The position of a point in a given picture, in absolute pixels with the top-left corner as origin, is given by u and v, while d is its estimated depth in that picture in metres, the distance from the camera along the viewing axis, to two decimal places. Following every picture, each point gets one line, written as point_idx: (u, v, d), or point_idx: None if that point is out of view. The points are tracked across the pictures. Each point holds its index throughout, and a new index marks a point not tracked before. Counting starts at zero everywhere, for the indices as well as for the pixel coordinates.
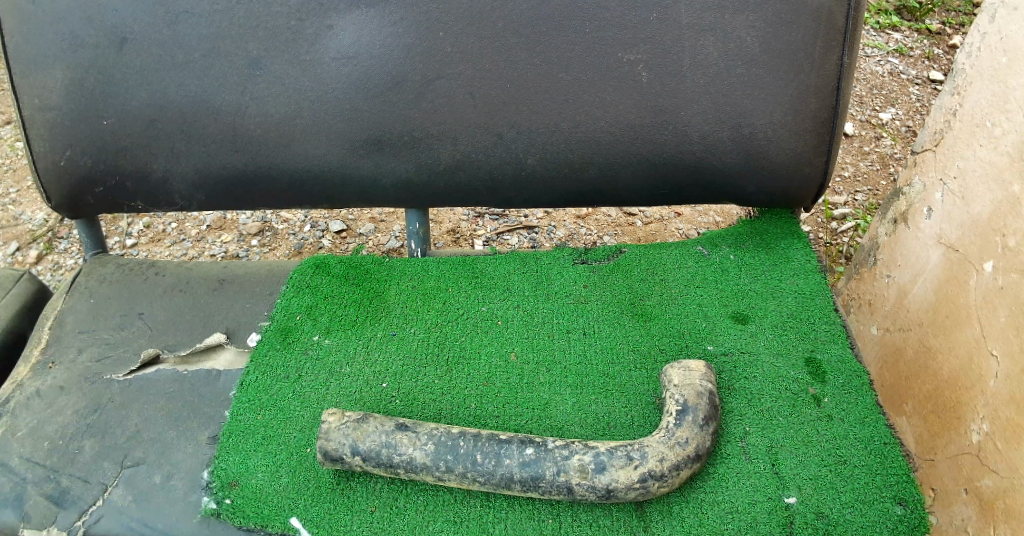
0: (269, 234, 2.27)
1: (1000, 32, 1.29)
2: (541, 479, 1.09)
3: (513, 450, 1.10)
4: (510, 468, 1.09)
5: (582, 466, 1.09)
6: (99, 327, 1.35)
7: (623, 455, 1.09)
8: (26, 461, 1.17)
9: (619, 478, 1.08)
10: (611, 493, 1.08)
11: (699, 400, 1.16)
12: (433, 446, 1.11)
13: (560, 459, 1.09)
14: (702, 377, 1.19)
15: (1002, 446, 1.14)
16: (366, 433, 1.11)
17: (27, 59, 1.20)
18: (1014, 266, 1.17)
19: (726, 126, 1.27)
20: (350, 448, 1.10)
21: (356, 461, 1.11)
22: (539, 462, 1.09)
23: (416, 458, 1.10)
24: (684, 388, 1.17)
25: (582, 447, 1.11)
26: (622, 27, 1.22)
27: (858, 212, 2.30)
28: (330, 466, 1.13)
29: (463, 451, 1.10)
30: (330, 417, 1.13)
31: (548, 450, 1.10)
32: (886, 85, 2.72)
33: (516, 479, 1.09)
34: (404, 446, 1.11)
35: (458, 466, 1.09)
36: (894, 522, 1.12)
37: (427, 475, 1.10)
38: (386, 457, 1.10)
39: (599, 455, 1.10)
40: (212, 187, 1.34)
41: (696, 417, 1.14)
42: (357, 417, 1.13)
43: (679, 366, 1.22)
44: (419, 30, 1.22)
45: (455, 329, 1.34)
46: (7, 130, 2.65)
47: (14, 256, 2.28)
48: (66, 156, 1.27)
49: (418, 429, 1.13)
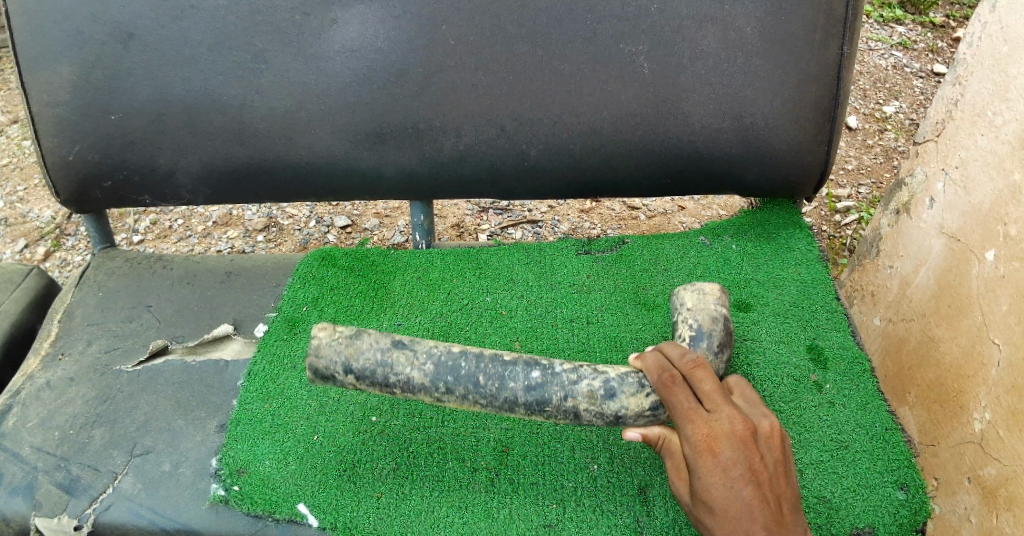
0: (275, 230, 2.29)
1: (1000, 22, 1.29)
2: (547, 404, 1.04)
3: (518, 373, 1.05)
4: (514, 391, 1.05)
5: (590, 391, 1.04)
6: (108, 319, 1.37)
7: (635, 382, 1.05)
8: (37, 451, 1.18)
9: (629, 406, 1.04)
10: (619, 419, 1.05)
11: (713, 326, 1.15)
12: (433, 367, 1.05)
13: (568, 384, 1.05)
14: (715, 302, 1.18)
15: (1004, 435, 1.14)
16: (360, 351, 1.06)
17: (36, 55, 1.22)
18: (1015, 254, 1.18)
19: (726, 117, 1.28)
20: (342, 366, 1.06)
21: (349, 380, 1.06)
22: (545, 387, 1.04)
23: (414, 378, 1.05)
24: (697, 313, 1.16)
25: (591, 372, 1.06)
26: (623, 19, 1.23)
27: (861, 205, 2.30)
28: (319, 382, 1.09)
29: (464, 372, 1.05)
30: (320, 333, 1.07)
31: (554, 374, 1.05)
32: (890, 79, 2.72)
33: (521, 402, 1.05)
34: (401, 366, 1.05)
35: (459, 388, 1.05)
36: (897, 506, 1.12)
37: (426, 396, 1.06)
38: (382, 377, 1.05)
39: (608, 380, 1.05)
40: (218, 180, 1.35)
41: (711, 343, 1.13)
42: (348, 334, 1.07)
43: (693, 288, 1.21)
44: (422, 23, 1.23)
45: (460, 319, 1.35)
46: (15, 129, 2.69)
47: (23, 253, 2.30)
48: (74, 151, 1.29)
49: (415, 347, 1.07)
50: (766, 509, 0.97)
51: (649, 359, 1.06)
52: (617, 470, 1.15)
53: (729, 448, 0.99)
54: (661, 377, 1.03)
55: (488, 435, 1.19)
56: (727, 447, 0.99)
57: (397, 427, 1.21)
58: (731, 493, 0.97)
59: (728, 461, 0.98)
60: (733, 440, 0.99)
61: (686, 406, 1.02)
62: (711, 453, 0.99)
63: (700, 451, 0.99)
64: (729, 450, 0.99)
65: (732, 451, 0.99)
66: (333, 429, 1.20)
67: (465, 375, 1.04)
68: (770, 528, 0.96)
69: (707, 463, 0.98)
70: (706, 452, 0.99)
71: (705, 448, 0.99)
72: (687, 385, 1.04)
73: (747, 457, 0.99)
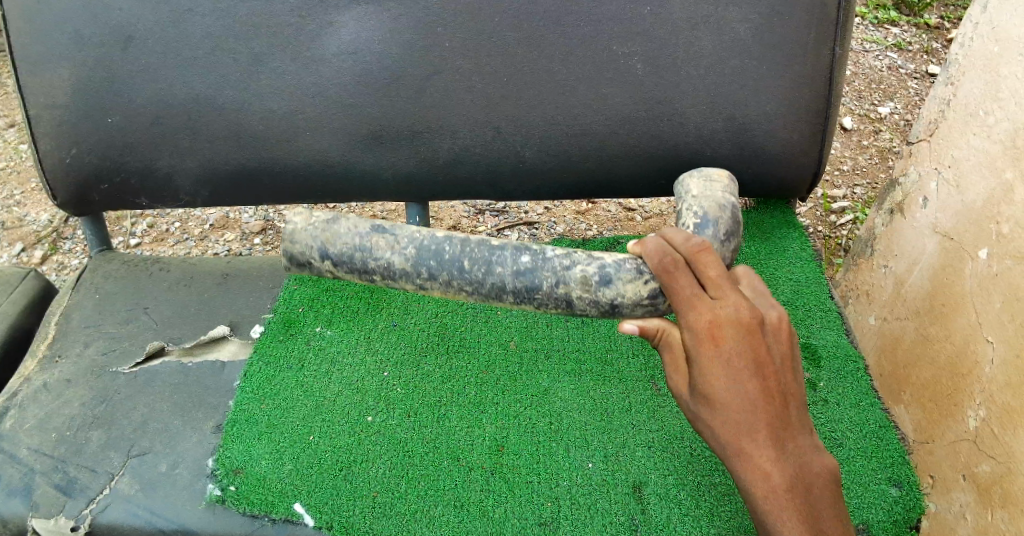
0: (272, 232, 2.30)
1: (992, 22, 1.30)
2: (537, 290, 1.00)
3: (506, 258, 1.01)
4: (502, 276, 1.01)
5: (584, 278, 0.99)
6: (105, 322, 1.37)
7: (632, 268, 0.99)
8: (34, 452, 1.19)
9: (626, 293, 0.98)
10: (615, 308, 0.99)
11: (721, 214, 1.11)
12: (414, 252, 1.02)
13: (560, 270, 1.00)
14: (722, 191, 1.17)
15: (999, 432, 1.15)
16: (337, 235, 1.02)
17: (34, 58, 1.22)
18: (1008, 252, 1.19)
19: (720, 117, 1.29)
20: (319, 252, 1.02)
21: (326, 266, 1.03)
22: (535, 272, 1.00)
23: (394, 263, 1.02)
24: (703, 199, 1.15)
25: (586, 257, 1.00)
26: (618, 21, 1.23)
27: (857, 206, 2.31)
28: (293, 270, 1.06)
29: (449, 256, 1.02)
30: (296, 218, 1.03)
31: (546, 259, 1.00)
32: (885, 80, 2.73)
33: (510, 289, 1.01)
34: (381, 250, 1.02)
35: (443, 274, 1.02)
36: (890, 503, 1.13)
37: (407, 283, 1.04)
38: (361, 263, 1.02)
39: (605, 267, 0.99)
40: (215, 182, 1.36)
41: (718, 230, 1.09)
42: (324, 218, 1.03)
43: (700, 177, 1.21)
44: (419, 26, 1.24)
45: (455, 319, 1.36)
46: (12, 133, 2.69)
47: (20, 257, 2.30)
48: (72, 153, 1.29)
49: (396, 231, 1.03)
50: (770, 406, 0.90)
51: (650, 243, 0.98)
52: (612, 469, 1.15)
53: (733, 337, 0.90)
54: (662, 261, 0.96)
55: (483, 435, 1.20)
56: (732, 336, 0.90)
57: (392, 426, 1.21)
58: (732, 384, 0.89)
59: (732, 351, 0.90)
60: (740, 329, 0.90)
61: (689, 293, 0.94)
62: (715, 343, 0.90)
63: (702, 339, 0.91)
64: (733, 339, 0.90)
65: (738, 341, 0.90)
66: (329, 430, 1.21)
67: (448, 260, 1.01)
68: (773, 426, 0.89)
69: (708, 352, 0.90)
70: (708, 340, 0.90)
71: (707, 336, 0.91)
72: (691, 273, 0.96)
73: (753, 348, 0.90)
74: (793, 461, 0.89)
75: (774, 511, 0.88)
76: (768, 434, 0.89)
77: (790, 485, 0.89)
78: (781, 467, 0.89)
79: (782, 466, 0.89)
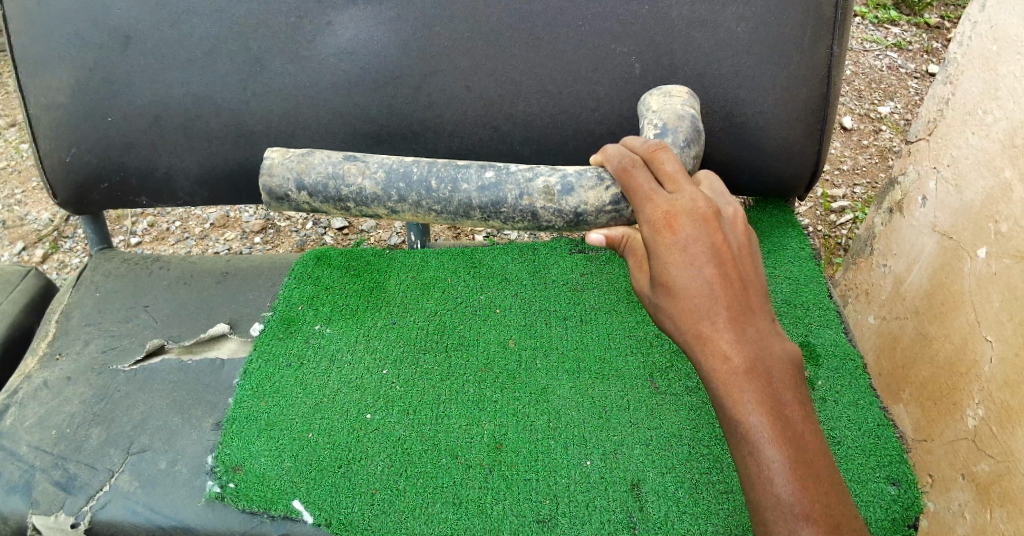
0: (272, 231, 2.30)
1: (990, 22, 1.30)
2: (503, 204, 1.04)
3: (471, 174, 1.05)
4: (467, 193, 1.05)
5: (547, 188, 1.02)
6: (105, 320, 1.37)
7: (593, 177, 1.02)
8: (34, 449, 1.19)
9: (589, 201, 1.01)
10: (580, 218, 1.02)
11: (680, 124, 1.10)
12: (384, 175, 1.07)
13: (523, 182, 1.03)
14: (681, 103, 1.15)
15: (997, 431, 1.15)
16: (311, 166, 1.08)
17: (34, 58, 1.23)
18: (1006, 251, 1.19)
19: (718, 116, 1.30)
20: (295, 183, 1.08)
21: (303, 197, 1.08)
22: (499, 186, 1.04)
23: (366, 188, 1.07)
24: (663, 112, 1.13)
25: (549, 170, 1.04)
26: (616, 20, 1.24)
27: (856, 205, 2.31)
28: (276, 207, 1.12)
29: (417, 179, 1.07)
30: (273, 155, 1.10)
31: (509, 173, 1.04)
32: (885, 79, 2.73)
33: (476, 205, 1.05)
34: (353, 176, 1.08)
35: (411, 194, 1.07)
36: (888, 502, 1.13)
37: (379, 208, 1.08)
38: (334, 190, 1.07)
39: (566, 177, 1.03)
40: (215, 181, 1.36)
41: (677, 138, 1.08)
42: (300, 153, 1.10)
43: (661, 94, 1.18)
44: (417, 25, 1.24)
45: (454, 317, 1.36)
46: (13, 132, 2.70)
47: (21, 255, 2.31)
48: (72, 152, 1.30)
49: (367, 160, 1.09)
50: (729, 291, 0.90)
51: (611, 150, 1.02)
52: (610, 466, 1.15)
53: (689, 224, 0.92)
54: (621, 163, 1.00)
55: (482, 432, 1.20)
56: (688, 223, 0.92)
57: (390, 423, 1.21)
58: (690, 270, 0.90)
59: (688, 237, 0.91)
60: (695, 217, 0.92)
61: (646, 189, 0.96)
62: (671, 230, 0.92)
63: (659, 228, 0.92)
64: (689, 226, 0.91)
65: (694, 229, 0.91)
66: (328, 427, 1.21)
67: (416, 180, 1.06)
68: (730, 308, 0.90)
69: (665, 240, 0.92)
70: (664, 228, 0.92)
71: (664, 225, 0.92)
72: (650, 172, 0.98)
73: (710, 235, 0.91)
74: (752, 343, 0.90)
75: (734, 391, 0.89)
76: (726, 317, 0.90)
77: (750, 367, 0.89)
78: (740, 349, 0.89)
79: (742, 349, 0.89)
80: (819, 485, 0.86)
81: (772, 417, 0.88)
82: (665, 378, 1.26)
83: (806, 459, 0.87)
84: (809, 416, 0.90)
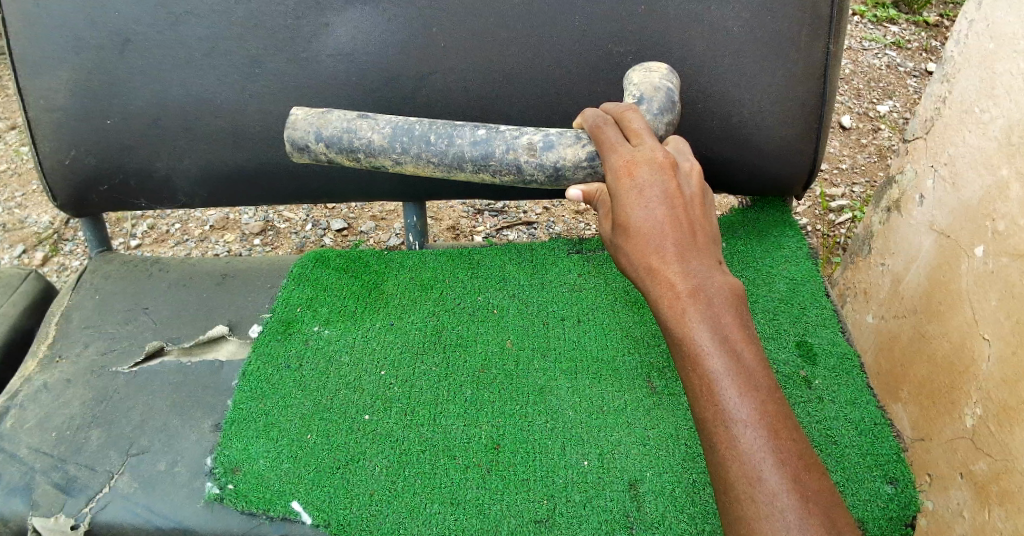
0: (272, 233, 2.31)
1: (986, 20, 1.30)
2: (491, 158, 1.07)
3: (465, 131, 1.09)
4: (461, 148, 1.08)
5: (530, 145, 1.06)
6: (105, 322, 1.38)
7: (572, 137, 1.07)
8: (34, 451, 1.20)
9: (566, 157, 1.05)
10: (559, 173, 1.06)
11: (656, 93, 1.12)
12: (390, 130, 1.10)
13: (510, 139, 1.07)
14: (660, 76, 1.16)
15: (995, 430, 1.15)
16: (330, 121, 1.12)
17: (32, 61, 1.23)
18: (1004, 250, 1.19)
19: (714, 116, 1.30)
20: (314, 135, 1.12)
21: (320, 149, 1.12)
22: (489, 141, 1.07)
23: (374, 142, 1.10)
24: (642, 84, 1.14)
25: (533, 129, 1.08)
26: (612, 20, 1.24)
27: (855, 204, 2.31)
28: (298, 159, 1.15)
29: (418, 133, 1.10)
30: (297, 112, 1.14)
31: (498, 130, 1.08)
32: (883, 78, 2.73)
33: (468, 158, 1.08)
34: (364, 131, 1.11)
35: (412, 148, 1.10)
36: (885, 500, 1.13)
37: (385, 160, 1.11)
38: (347, 142, 1.11)
39: (548, 136, 1.07)
40: (213, 184, 1.36)
41: (651, 106, 1.10)
42: (322, 110, 1.14)
43: (641, 68, 1.19)
44: (414, 26, 1.25)
45: (451, 318, 1.37)
46: (13, 136, 2.71)
47: (22, 258, 2.31)
48: (71, 155, 1.30)
49: (379, 118, 1.12)
50: (679, 230, 0.96)
51: (588, 114, 1.08)
52: (607, 467, 1.15)
53: (646, 171, 0.98)
54: (595, 121, 1.06)
55: (479, 433, 1.20)
56: (645, 170, 0.98)
57: (388, 423, 1.21)
58: (644, 210, 0.96)
59: (645, 182, 0.98)
60: (653, 164, 0.98)
61: (612, 140, 1.03)
62: (629, 175, 0.98)
63: (620, 175, 0.99)
64: (646, 173, 0.98)
65: (650, 174, 0.98)
66: (327, 428, 1.21)
67: (417, 135, 1.09)
68: (679, 243, 0.96)
69: (624, 185, 0.98)
70: (624, 175, 0.99)
71: (624, 172, 0.99)
72: (618, 128, 1.05)
73: (665, 181, 0.98)
74: (698, 272, 0.95)
75: (679, 313, 0.93)
76: (675, 250, 0.95)
77: (694, 292, 0.94)
78: (686, 277, 0.94)
79: (689, 277, 0.95)
80: (759, 397, 0.90)
81: (717, 337, 0.92)
82: (663, 378, 1.26)
83: (747, 372, 0.91)
84: (753, 343, 0.94)
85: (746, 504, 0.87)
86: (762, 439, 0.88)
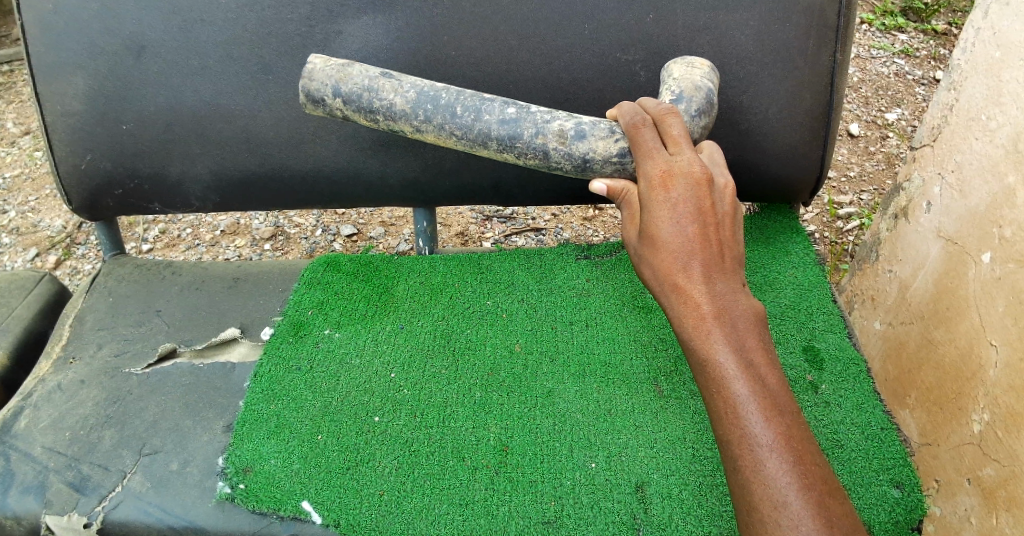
0: (282, 238, 2.33)
1: (993, 28, 1.31)
2: (518, 139, 1.10)
3: (494, 108, 1.12)
4: (488, 125, 1.12)
5: (561, 131, 1.08)
6: (118, 324, 1.40)
7: (606, 128, 1.08)
8: (47, 450, 1.21)
9: (597, 149, 1.07)
10: (587, 164, 1.08)
11: (696, 93, 1.13)
12: (414, 96, 1.14)
13: (540, 122, 1.10)
14: (701, 75, 1.17)
15: (1003, 436, 1.15)
16: (349, 76, 1.15)
17: (49, 67, 1.26)
18: (1010, 256, 1.20)
19: (721, 123, 1.31)
20: (332, 90, 1.15)
21: (337, 104, 1.16)
22: (518, 122, 1.10)
23: (395, 105, 1.14)
24: (682, 80, 1.15)
25: (566, 116, 1.10)
26: (620, 28, 1.25)
27: (863, 211, 2.31)
28: (311, 111, 1.19)
29: (443, 103, 1.13)
30: (316, 61, 1.17)
31: (529, 112, 1.10)
32: (891, 86, 2.74)
33: (493, 136, 1.11)
34: (386, 92, 1.15)
35: (436, 117, 1.13)
36: (892, 504, 1.13)
37: (405, 125, 1.15)
38: (366, 102, 1.15)
39: (581, 124, 1.09)
40: (226, 189, 1.38)
41: (689, 107, 1.11)
42: (342, 64, 1.17)
43: (684, 63, 1.19)
44: (424, 34, 1.26)
45: (461, 322, 1.38)
46: (27, 141, 2.74)
47: (35, 261, 2.34)
48: (86, 160, 1.32)
49: (402, 79, 1.16)
50: (707, 248, 0.98)
51: (625, 107, 1.08)
52: (615, 470, 1.16)
53: (682, 185, 0.99)
54: (632, 120, 1.06)
55: (488, 435, 1.21)
56: (681, 184, 0.99)
57: (398, 425, 1.22)
58: (675, 224, 0.98)
59: (679, 196, 0.99)
60: (689, 179, 0.99)
61: (649, 147, 1.03)
62: (664, 188, 0.99)
63: (654, 185, 1.00)
64: (682, 187, 0.99)
65: (685, 189, 0.99)
66: (338, 429, 1.22)
67: (443, 105, 1.13)
68: (707, 264, 0.98)
69: (658, 196, 0.99)
70: (659, 186, 1.00)
71: (659, 183, 1.00)
72: (656, 132, 1.05)
73: (698, 197, 0.99)
74: (722, 294, 0.97)
75: (701, 335, 0.96)
76: (701, 269, 0.97)
77: (719, 314, 0.96)
78: (711, 298, 0.97)
79: (714, 299, 0.97)
80: (783, 422, 0.92)
81: (740, 360, 0.95)
82: (670, 382, 1.27)
83: (770, 396, 0.94)
84: (774, 364, 0.97)
85: (768, 528, 0.88)
86: (787, 464, 0.89)
